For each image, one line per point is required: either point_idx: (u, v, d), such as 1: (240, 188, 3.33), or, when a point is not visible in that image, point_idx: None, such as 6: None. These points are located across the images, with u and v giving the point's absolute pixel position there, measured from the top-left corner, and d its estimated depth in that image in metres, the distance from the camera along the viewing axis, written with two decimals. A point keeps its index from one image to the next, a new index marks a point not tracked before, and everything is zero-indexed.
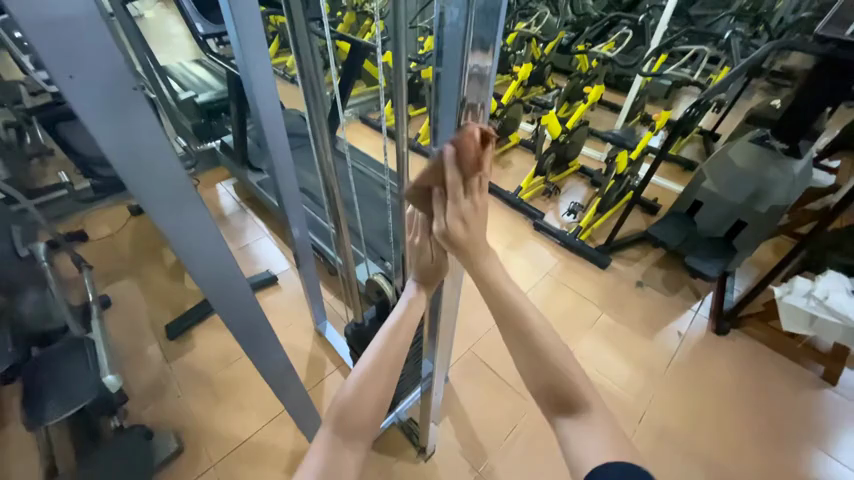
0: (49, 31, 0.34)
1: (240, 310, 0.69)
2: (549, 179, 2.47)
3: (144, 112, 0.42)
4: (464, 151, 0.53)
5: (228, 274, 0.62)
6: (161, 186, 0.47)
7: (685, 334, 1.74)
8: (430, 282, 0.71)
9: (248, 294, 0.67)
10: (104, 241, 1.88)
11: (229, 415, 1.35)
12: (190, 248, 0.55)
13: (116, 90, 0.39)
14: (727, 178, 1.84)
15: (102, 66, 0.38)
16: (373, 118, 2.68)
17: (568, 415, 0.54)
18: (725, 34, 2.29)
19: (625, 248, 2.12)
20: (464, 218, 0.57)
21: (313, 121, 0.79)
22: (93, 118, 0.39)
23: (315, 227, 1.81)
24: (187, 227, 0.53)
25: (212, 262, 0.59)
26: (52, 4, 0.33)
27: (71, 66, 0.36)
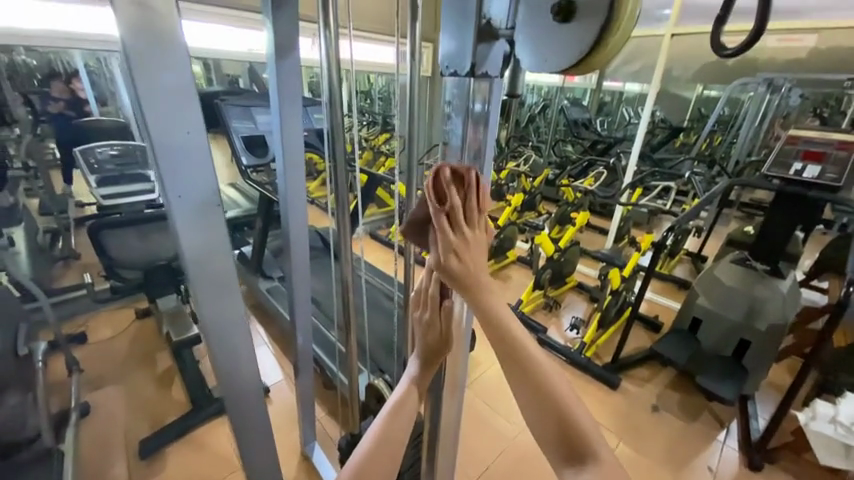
0: (176, 167, 0.50)
1: (246, 412, 0.69)
2: (548, 294, 2.54)
3: (219, 222, 0.55)
4: (455, 183, 0.43)
5: (244, 368, 0.65)
6: (214, 280, 0.57)
7: (717, 470, 1.55)
8: (437, 353, 0.58)
9: (257, 392, 0.68)
10: (103, 343, 1.87)
11: None
12: (219, 339, 0.61)
13: (204, 204, 0.53)
14: (719, 296, 1.91)
15: (200, 188, 0.52)
16: (382, 235, 2.93)
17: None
18: (687, 173, 2.69)
19: (632, 366, 2.05)
20: (457, 250, 0.42)
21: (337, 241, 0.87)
22: (181, 223, 0.52)
23: (318, 336, 1.82)
24: (223, 315, 0.60)
25: (234, 353, 0.63)
26: (181, 150, 0.50)
27: (180, 187, 0.51)
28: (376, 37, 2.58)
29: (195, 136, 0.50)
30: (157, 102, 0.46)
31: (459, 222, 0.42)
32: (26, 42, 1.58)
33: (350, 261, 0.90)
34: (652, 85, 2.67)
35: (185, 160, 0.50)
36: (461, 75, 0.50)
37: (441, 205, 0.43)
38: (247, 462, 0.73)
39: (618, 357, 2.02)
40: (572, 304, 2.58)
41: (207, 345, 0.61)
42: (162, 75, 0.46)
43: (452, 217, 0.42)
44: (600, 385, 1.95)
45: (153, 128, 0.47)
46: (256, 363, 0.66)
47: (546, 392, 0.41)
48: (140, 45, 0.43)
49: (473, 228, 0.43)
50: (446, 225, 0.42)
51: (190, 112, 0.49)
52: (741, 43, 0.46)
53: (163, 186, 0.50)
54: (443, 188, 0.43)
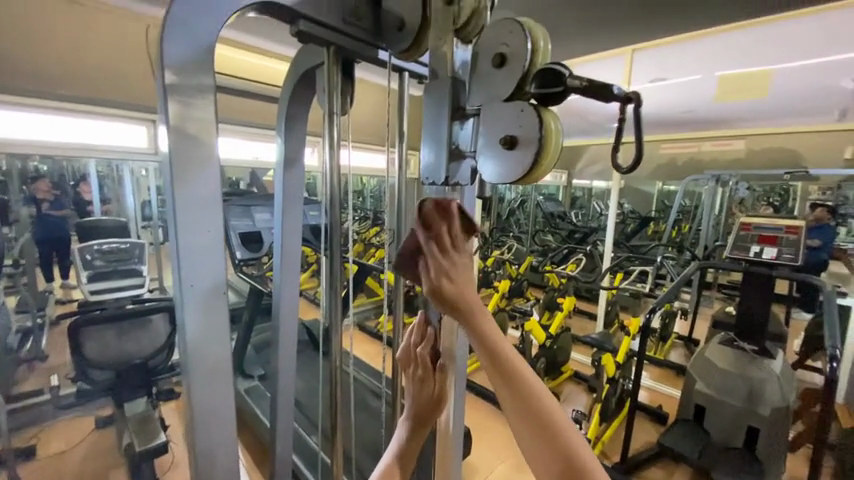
0: (191, 259, 0.55)
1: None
2: (544, 384, 2.43)
3: (222, 311, 0.58)
4: (436, 213, 0.48)
5: (225, 466, 0.61)
6: (209, 367, 0.58)
7: None
8: (427, 416, 0.55)
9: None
10: (52, 459, 1.65)
11: None
12: (203, 435, 0.58)
13: (212, 294, 0.57)
14: (716, 381, 1.87)
15: (211, 278, 0.57)
16: (371, 325, 2.89)
17: None
18: (659, 258, 2.86)
19: (644, 466, 1.87)
20: (448, 273, 0.46)
21: (328, 331, 0.87)
22: (189, 309, 0.55)
23: (300, 445, 1.65)
24: (214, 407, 0.59)
25: (216, 452, 0.60)
26: (200, 244, 0.56)
27: (192, 278, 0.55)
28: (369, 147, 2.94)
29: (214, 234, 0.57)
30: (187, 207, 0.54)
31: (448, 249, 0.47)
32: (46, 153, 1.75)
33: (341, 353, 0.88)
34: (613, 182, 3.02)
35: (202, 254, 0.56)
36: (439, 184, 0.59)
37: (426, 233, 0.48)
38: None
39: (627, 454, 1.86)
40: (572, 396, 2.45)
41: (191, 441, 0.58)
42: (196, 183, 0.54)
43: (441, 243, 0.47)
44: None
45: (180, 227, 0.54)
46: (237, 462, 0.62)
47: (560, 443, 0.40)
48: (180, 164, 0.53)
49: (461, 253, 0.48)
50: (437, 250, 0.47)
51: (213, 216, 0.56)
52: (631, 161, 0.55)
53: (179, 276, 0.54)
54: (432, 217, 0.48)
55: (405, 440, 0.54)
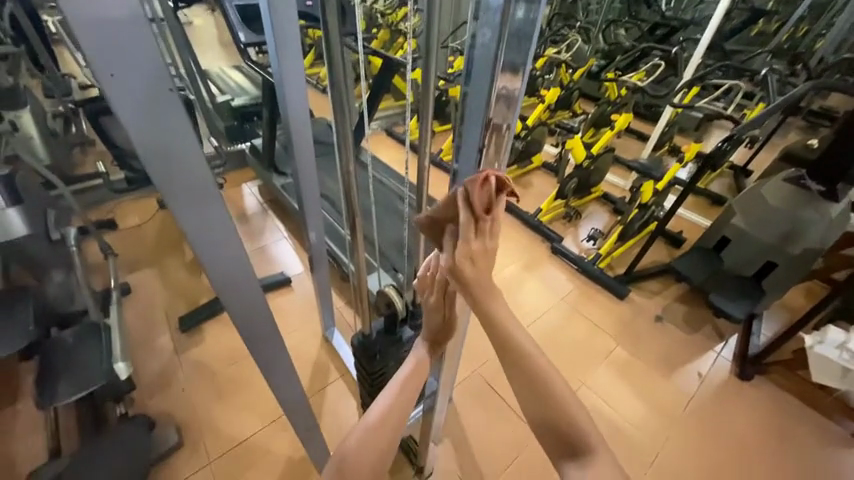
0: (95, 31, 0.36)
1: (249, 317, 0.66)
2: (570, 203, 2.42)
3: (175, 110, 0.43)
4: (476, 195, 0.51)
5: (244, 274, 0.60)
6: (186, 185, 0.48)
7: (705, 376, 1.66)
8: (439, 341, 0.68)
9: (259, 297, 0.65)
10: (131, 230, 1.96)
11: (232, 413, 1.35)
12: (206, 249, 0.54)
13: (150, 85, 0.41)
14: (758, 216, 1.74)
15: (142, 63, 0.39)
16: (399, 131, 2.74)
17: (569, 457, 0.46)
18: (761, 71, 2.25)
19: (645, 279, 2.04)
20: (472, 257, 0.52)
21: (338, 130, 0.78)
22: (129, 111, 0.41)
23: (332, 235, 1.84)
24: (208, 227, 0.53)
25: (227, 267, 0.58)
26: (102, 6, 0.35)
27: (108, 58, 0.37)
28: None
29: None
30: None
31: (483, 232, 0.52)
32: None
33: (354, 153, 0.82)
34: None
35: (115, 28, 0.36)
36: None
37: (462, 216, 0.51)
38: (264, 363, 0.76)
39: (632, 269, 2.01)
40: (594, 215, 2.48)
41: (196, 259, 0.55)
42: None
43: (477, 225, 0.51)
44: (608, 295, 1.99)
45: None
46: (253, 275, 0.62)
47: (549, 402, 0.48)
48: None
49: (492, 239, 0.52)
50: (471, 233, 0.51)
51: None
52: None
53: (88, 59, 0.37)
54: (475, 199, 0.51)
55: (421, 353, 0.65)
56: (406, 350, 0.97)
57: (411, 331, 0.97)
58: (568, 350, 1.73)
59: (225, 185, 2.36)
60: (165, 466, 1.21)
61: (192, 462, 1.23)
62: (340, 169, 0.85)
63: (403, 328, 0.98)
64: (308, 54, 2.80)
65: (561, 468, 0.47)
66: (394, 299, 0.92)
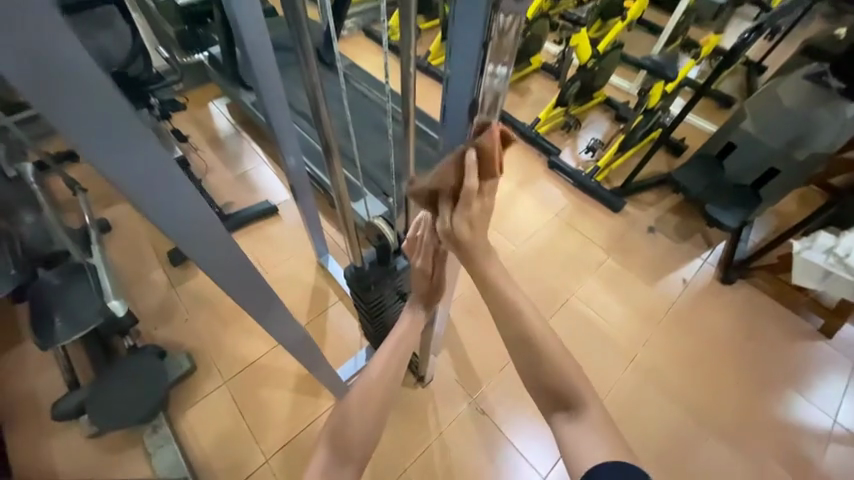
0: None
1: (226, 273, 0.59)
2: (570, 112, 2.24)
3: (41, 6, 0.27)
4: (485, 158, 0.55)
5: (211, 230, 0.51)
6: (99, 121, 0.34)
7: (689, 282, 1.74)
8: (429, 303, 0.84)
9: (235, 253, 0.57)
10: None
11: (238, 339, 1.40)
12: (155, 203, 0.43)
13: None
14: (770, 120, 1.63)
15: None
16: (378, 31, 2.38)
17: (567, 415, 0.62)
18: None
19: (642, 191, 2.00)
20: (471, 220, 0.60)
21: (296, 31, 0.63)
22: None
23: (315, 158, 1.71)
24: (148, 176, 0.40)
25: (189, 220, 0.47)
26: None
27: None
28: None
29: None
30: None
31: (483, 194, 0.59)
32: None
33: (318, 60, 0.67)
34: None
35: None
36: None
37: (468, 183, 0.55)
38: (258, 314, 0.72)
39: (630, 181, 1.94)
40: (594, 123, 2.32)
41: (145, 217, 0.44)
42: None
43: (480, 187, 0.58)
44: (602, 208, 1.97)
45: None
46: (222, 225, 0.51)
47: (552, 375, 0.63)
48: None
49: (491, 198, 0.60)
50: (475, 196, 0.57)
51: None
52: None
53: None
54: (482, 163, 0.55)
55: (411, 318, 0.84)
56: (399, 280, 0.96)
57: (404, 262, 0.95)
58: (561, 264, 1.77)
59: (189, 106, 2.11)
60: (183, 387, 1.29)
61: (208, 383, 1.31)
62: (305, 81, 0.72)
63: (396, 257, 0.95)
64: None
65: (554, 421, 0.63)
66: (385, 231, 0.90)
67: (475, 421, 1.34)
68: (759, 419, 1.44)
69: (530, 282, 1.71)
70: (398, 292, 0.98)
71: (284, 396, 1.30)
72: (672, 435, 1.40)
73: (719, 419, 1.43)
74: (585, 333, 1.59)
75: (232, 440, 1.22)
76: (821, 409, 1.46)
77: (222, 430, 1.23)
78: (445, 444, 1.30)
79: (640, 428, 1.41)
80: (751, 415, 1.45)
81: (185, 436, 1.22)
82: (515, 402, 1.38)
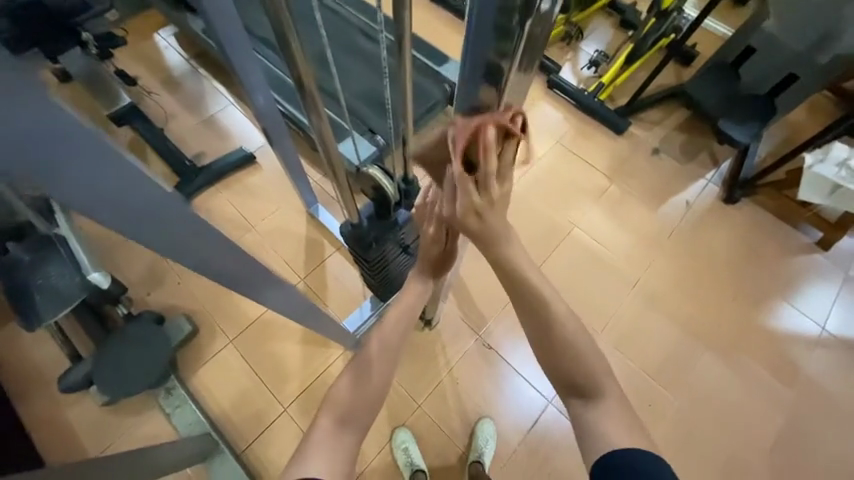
0: None
1: (214, 264, 0.55)
2: (572, 18, 1.97)
3: None
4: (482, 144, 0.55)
5: (188, 224, 0.45)
6: None
7: (692, 204, 1.69)
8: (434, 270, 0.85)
9: (221, 242, 0.52)
10: None
11: (235, 299, 1.36)
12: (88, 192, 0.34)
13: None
14: (796, 17, 1.40)
15: None
16: None
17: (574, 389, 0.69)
18: None
19: (648, 109, 1.85)
20: (478, 211, 0.60)
21: None
22: None
23: (288, 95, 1.51)
24: (67, 160, 0.31)
25: (139, 207, 0.39)
26: None
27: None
28: None
29: None
30: None
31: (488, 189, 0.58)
32: None
33: None
34: None
35: None
36: None
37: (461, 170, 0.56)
38: (256, 294, 0.68)
39: (636, 98, 1.79)
40: (597, 33, 2.06)
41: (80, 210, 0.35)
42: None
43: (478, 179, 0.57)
44: (605, 131, 1.84)
45: None
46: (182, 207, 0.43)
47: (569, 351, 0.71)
48: None
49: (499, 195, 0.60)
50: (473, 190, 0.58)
51: None
52: None
53: None
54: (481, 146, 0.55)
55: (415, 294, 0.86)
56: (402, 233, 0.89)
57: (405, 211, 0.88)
58: (562, 195, 1.70)
59: (132, 40, 1.81)
60: (189, 350, 1.29)
61: (213, 343, 1.30)
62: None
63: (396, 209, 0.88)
64: None
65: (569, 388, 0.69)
66: (384, 185, 0.81)
67: (482, 356, 1.39)
68: (751, 331, 1.51)
69: (532, 216, 1.65)
70: (402, 245, 0.92)
71: (292, 350, 1.30)
72: (667, 352, 1.47)
73: (713, 333, 1.50)
74: (587, 264, 1.59)
75: (247, 393, 1.25)
76: (808, 317, 1.53)
77: (235, 385, 1.26)
78: (455, 379, 1.36)
79: (638, 348, 1.48)
80: (743, 327, 1.51)
81: (200, 394, 1.24)
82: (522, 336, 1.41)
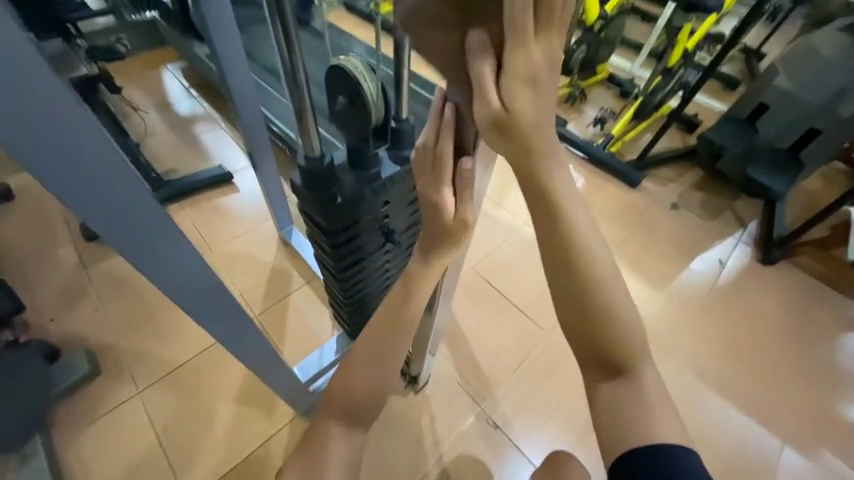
0: None
1: (219, 322, 0.55)
2: (575, 83, 2.02)
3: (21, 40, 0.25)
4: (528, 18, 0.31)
5: (199, 278, 0.47)
6: (84, 160, 0.31)
7: (726, 263, 1.48)
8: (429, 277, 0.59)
9: (226, 299, 0.52)
10: None
11: (163, 337, 1.04)
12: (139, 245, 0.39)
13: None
14: (807, 73, 1.37)
15: None
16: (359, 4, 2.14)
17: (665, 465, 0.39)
18: None
19: (659, 165, 1.76)
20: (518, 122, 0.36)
21: None
22: None
23: (278, 112, 1.40)
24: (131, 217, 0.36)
25: (170, 260, 0.42)
26: None
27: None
28: None
29: None
30: None
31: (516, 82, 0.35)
32: None
33: None
34: None
35: None
36: None
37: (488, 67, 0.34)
38: (245, 352, 0.64)
39: (648, 152, 1.72)
40: (599, 100, 2.09)
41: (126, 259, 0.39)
42: None
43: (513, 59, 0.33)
44: (617, 184, 1.71)
45: None
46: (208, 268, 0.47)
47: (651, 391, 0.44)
48: None
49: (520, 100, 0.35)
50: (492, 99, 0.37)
51: None
52: None
53: None
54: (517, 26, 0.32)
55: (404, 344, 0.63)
56: (386, 206, 0.59)
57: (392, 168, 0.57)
58: None
59: (136, 69, 1.80)
60: (82, 399, 0.93)
61: (116, 394, 0.95)
62: None
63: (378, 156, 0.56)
64: None
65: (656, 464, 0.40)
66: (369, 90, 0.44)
67: (486, 438, 1.02)
68: (831, 423, 1.16)
69: None
70: (384, 232, 0.63)
71: (225, 409, 0.95)
72: (731, 447, 1.10)
73: (785, 424, 1.15)
74: None
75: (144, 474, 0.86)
76: None
77: (129, 458, 0.88)
78: (447, 469, 0.97)
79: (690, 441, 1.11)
80: (821, 418, 1.17)
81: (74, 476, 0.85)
82: (535, 409, 1.07)
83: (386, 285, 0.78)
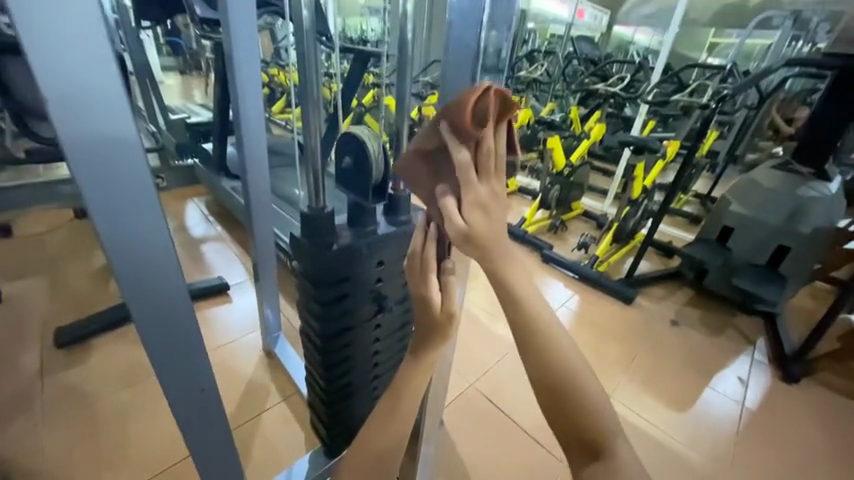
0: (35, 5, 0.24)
1: (205, 443, 0.48)
2: (555, 214, 2.27)
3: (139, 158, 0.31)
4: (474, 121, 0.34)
5: (201, 386, 0.43)
6: (140, 254, 0.34)
7: (747, 381, 1.37)
8: None
9: (219, 412, 0.47)
10: (30, 239, 1.54)
11: (104, 463, 0.86)
12: (160, 337, 0.38)
13: (91, 70, 0.27)
14: (756, 200, 1.59)
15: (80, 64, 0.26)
16: None
17: None
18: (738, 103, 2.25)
19: (648, 284, 1.82)
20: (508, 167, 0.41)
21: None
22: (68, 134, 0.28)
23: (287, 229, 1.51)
24: (160, 310, 0.37)
25: (183, 359, 0.40)
26: None
27: (44, 42, 0.25)
28: None
29: None
30: None
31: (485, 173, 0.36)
32: None
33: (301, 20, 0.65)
34: None
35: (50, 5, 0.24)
36: None
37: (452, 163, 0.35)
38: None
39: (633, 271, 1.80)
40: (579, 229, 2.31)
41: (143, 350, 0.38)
42: None
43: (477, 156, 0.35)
44: (612, 301, 1.73)
45: None
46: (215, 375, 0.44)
47: None
48: None
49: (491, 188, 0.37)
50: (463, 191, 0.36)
51: None
52: None
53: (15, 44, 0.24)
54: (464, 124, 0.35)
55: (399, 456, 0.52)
56: (379, 267, 0.61)
57: (387, 228, 0.61)
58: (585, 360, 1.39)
59: (166, 199, 2.02)
60: None
61: None
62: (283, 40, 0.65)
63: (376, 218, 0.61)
64: (277, 99, 2.72)
65: None
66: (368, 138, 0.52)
67: None
68: None
69: None
70: (377, 301, 0.64)
71: None
72: None
73: None
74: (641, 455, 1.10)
75: None
76: None
77: None
78: None
79: None
80: None
81: None
82: None
83: (374, 376, 0.73)
